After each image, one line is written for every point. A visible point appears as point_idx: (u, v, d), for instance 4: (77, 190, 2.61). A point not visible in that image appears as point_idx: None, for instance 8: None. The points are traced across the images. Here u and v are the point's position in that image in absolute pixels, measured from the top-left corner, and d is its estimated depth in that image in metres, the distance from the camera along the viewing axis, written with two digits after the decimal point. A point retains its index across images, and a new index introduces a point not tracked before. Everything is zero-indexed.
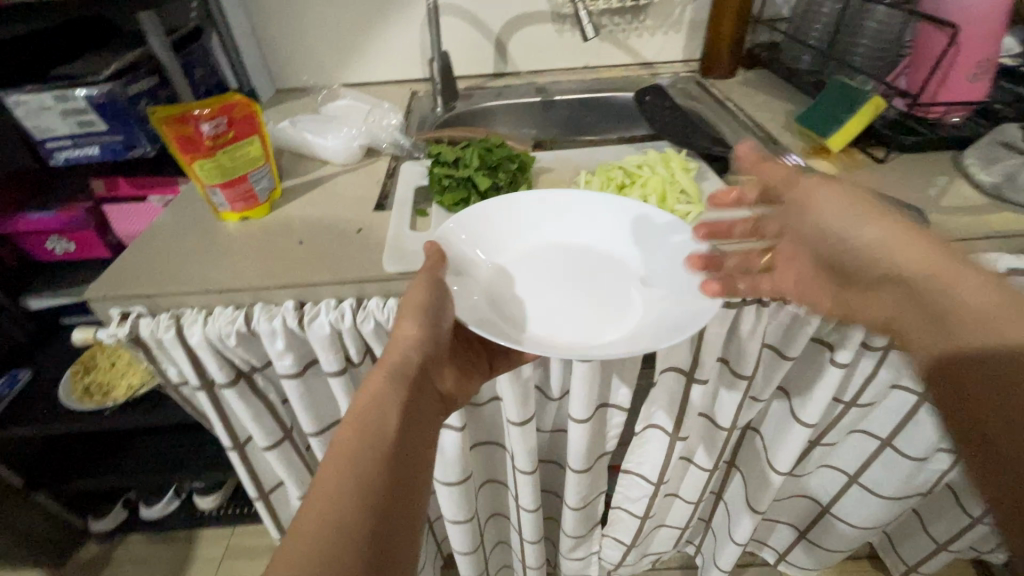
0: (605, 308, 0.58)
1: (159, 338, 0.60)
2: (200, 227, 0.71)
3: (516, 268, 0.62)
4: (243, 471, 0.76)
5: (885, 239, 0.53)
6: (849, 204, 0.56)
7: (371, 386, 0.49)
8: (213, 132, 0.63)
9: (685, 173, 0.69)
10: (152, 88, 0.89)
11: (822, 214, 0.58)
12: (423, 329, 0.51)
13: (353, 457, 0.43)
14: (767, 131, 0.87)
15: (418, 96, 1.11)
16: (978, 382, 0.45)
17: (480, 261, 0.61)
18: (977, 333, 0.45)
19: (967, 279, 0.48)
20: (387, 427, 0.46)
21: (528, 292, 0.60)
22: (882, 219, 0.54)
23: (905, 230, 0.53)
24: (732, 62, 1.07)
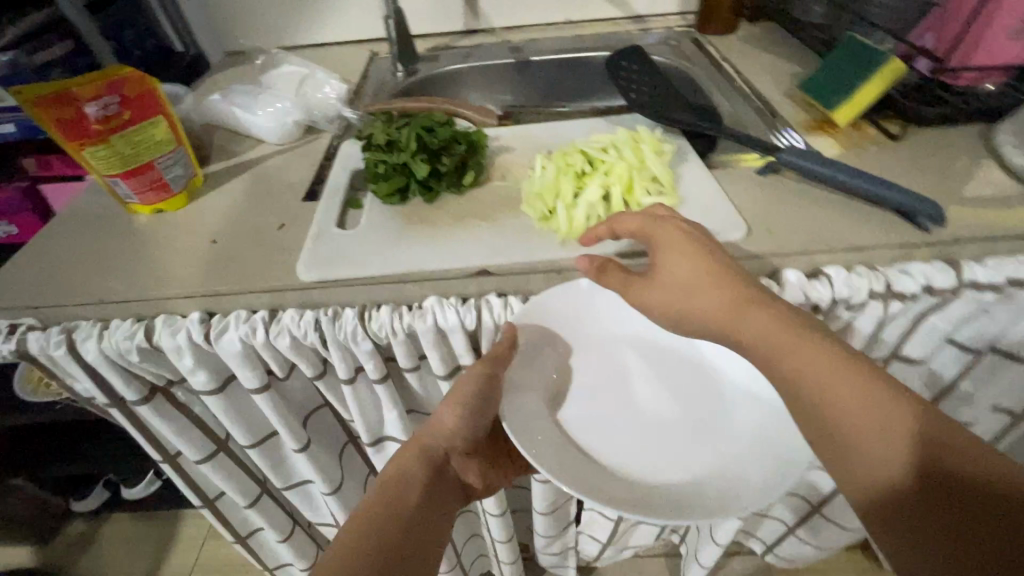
0: (697, 428, 0.49)
1: (52, 355, 0.54)
2: (107, 223, 0.62)
3: (586, 382, 0.52)
4: (180, 483, 0.71)
5: (710, 302, 0.44)
6: (665, 259, 0.46)
7: (400, 460, 0.51)
8: (100, 115, 0.54)
9: (658, 158, 0.58)
10: (65, 56, 0.78)
11: (645, 293, 0.46)
12: (465, 417, 0.52)
13: (375, 525, 0.44)
14: (765, 99, 0.75)
15: (378, 58, 0.99)
16: (876, 433, 0.36)
17: (551, 353, 0.52)
18: (838, 387, 0.38)
19: (777, 318, 0.42)
20: (407, 501, 0.48)
21: (611, 416, 0.50)
22: (691, 267, 0.45)
23: (711, 278, 0.44)
24: (733, 14, 0.93)
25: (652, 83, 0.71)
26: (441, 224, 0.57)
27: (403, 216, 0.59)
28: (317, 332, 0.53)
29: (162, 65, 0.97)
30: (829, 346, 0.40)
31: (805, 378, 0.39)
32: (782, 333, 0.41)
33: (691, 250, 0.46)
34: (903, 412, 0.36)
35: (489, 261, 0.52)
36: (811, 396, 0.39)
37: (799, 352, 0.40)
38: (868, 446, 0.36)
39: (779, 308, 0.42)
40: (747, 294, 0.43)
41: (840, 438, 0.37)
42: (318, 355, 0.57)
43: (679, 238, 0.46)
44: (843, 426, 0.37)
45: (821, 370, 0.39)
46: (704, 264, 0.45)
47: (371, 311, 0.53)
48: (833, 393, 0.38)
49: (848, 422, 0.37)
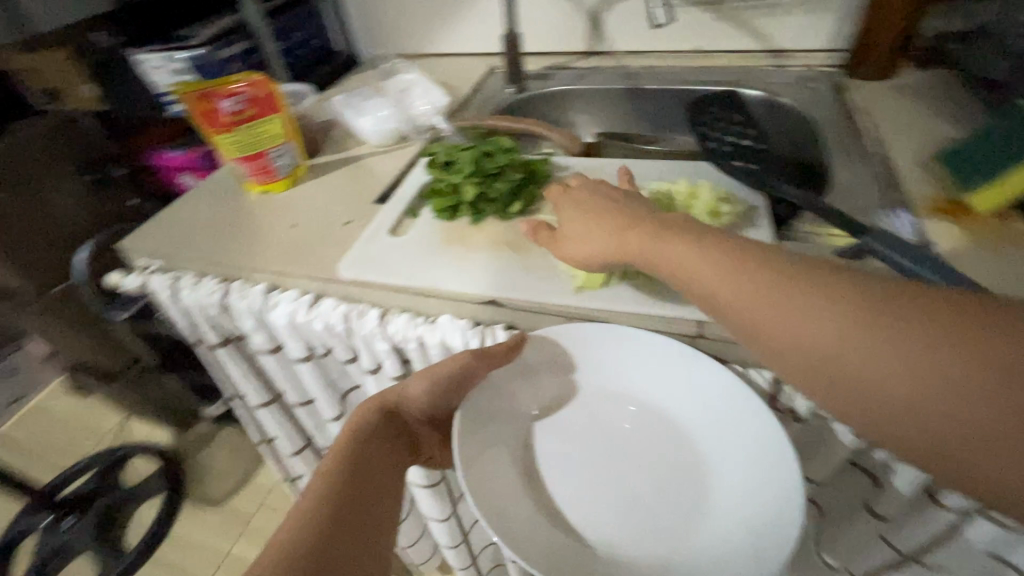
0: (662, 492, 0.45)
1: (162, 294, 0.67)
2: (228, 195, 0.76)
3: (566, 417, 0.50)
4: (246, 418, 0.84)
5: (600, 245, 0.47)
6: (576, 218, 0.50)
7: (356, 426, 0.52)
8: (231, 109, 0.66)
9: (710, 218, 0.53)
10: (242, 53, 0.96)
11: (568, 245, 0.50)
12: (427, 394, 0.52)
13: (328, 494, 0.45)
14: (891, 166, 0.63)
15: (496, 73, 1.04)
16: (937, 380, 0.29)
17: (529, 392, 0.50)
18: (870, 345, 0.31)
19: (788, 278, 0.35)
20: (360, 473, 0.48)
21: (579, 458, 0.48)
22: (607, 221, 0.48)
23: (620, 228, 0.46)
24: (891, 59, 0.80)
25: (744, 133, 0.65)
26: (476, 247, 0.59)
27: (448, 233, 0.62)
28: (344, 323, 0.59)
29: (320, 62, 1.13)
30: (847, 288, 0.33)
31: (829, 351, 0.32)
32: (755, 280, 0.36)
33: (604, 204, 0.50)
34: (967, 338, 0.29)
35: (500, 293, 0.53)
36: (842, 365, 0.32)
37: (813, 316, 0.33)
38: (929, 403, 0.29)
39: (779, 263, 0.36)
40: (740, 259, 0.37)
41: (895, 406, 0.30)
42: (349, 343, 0.63)
43: (592, 198, 0.51)
44: (900, 387, 0.30)
45: (841, 333, 0.32)
46: (679, 234, 0.41)
47: (391, 314, 0.58)
48: (863, 353, 0.31)
49: (898, 380, 0.30)
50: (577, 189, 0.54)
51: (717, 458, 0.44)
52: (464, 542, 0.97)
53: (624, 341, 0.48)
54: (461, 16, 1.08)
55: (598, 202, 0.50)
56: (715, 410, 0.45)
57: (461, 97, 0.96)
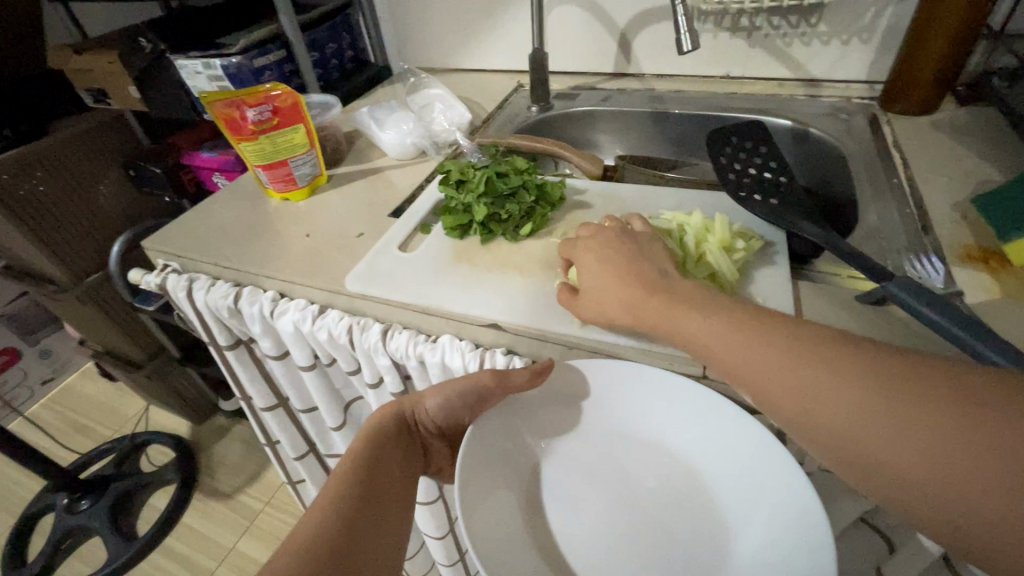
0: (678, 543, 0.44)
1: (177, 295, 0.69)
2: (250, 200, 0.77)
3: (573, 451, 0.49)
4: (253, 420, 0.84)
5: (615, 302, 0.45)
6: (590, 270, 0.48)
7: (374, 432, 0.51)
8: (256, 119, 0.67)
9: (724, 254, 0.51)
10: (278, 61, 0.99)
11: (586, 304, 0.47)
12: (443, 406, 0.51)
13: (338, 500, 0.44)
14: (923, 207, 0.60)
15: (522, 90, 1.04)
16: (949, 449, 0.28)
17: (537, 424, 0.49)
18: (875, 414, 0.30)
19: (793, 349, 0.34)
20: (372, 488, 0.47)
21: (589, 496, 0.47)
22: (621, 274, 0.46)
23: (634, 288, 0.44)
24: (932, 94, 0.76)
25: (768, 165, 0.63)
26: (483, 268, 0.59)
27: (457, 252, 0.61)
28: (348, 336, 0.59)
29: (351, 73, 1.15)
30: (849, 351, 0.33)
31: (838, 421, 0.31)
32: (758, 340, 0.36)
33: (621, 255, 0.48)
34: (965, 405, 0.28)
35: (502, 317, 0.52)
36: (848, 434, 0.31)
37: (817, 381, 0.32)
38: (938, 474, 0.28)
39: (783, 329, 0.36)
40: (746, 327, 0.37)
41: (909, 480, 0.29)
42: (352, 355, 0.63)
43: (610, 245, 0.49)
44: (913, 457, 0.28)
45: (843, 401, 0.31)
46: (684, 301, 0.41)
47: (393, 331, 0.58)
48: (868, 424, 0.30)
49: (906, 451, 0.29)
50: (601, 234, 0.51)
51: (741, 513, 0.42)
52: (460, 561, 0.95)
53: (637, 380, 0.47)
54: (490, 33, 1.08)
55: (613, 254, 0.48)
56: (739, 464, 0.43)
57: (485, 114, 0.96)
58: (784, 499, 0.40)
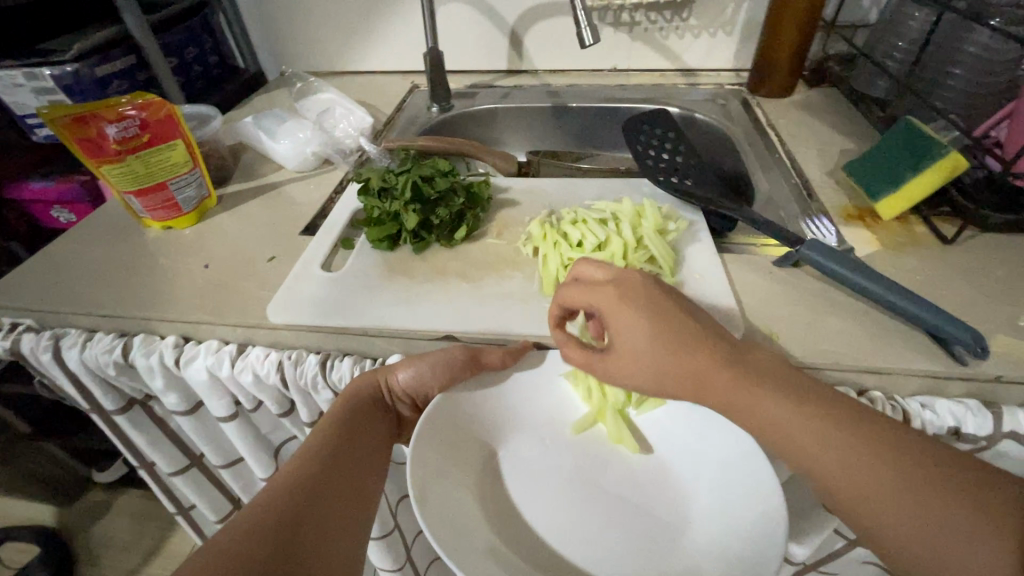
0: (640, 498, 0.45)
1: (39, 357, 0.56)
2: (120, 233, 0.65)
3: (529, 435, 0.48)
4: (157, 488, 0.72)
5: (669, 378, 0.41)
6: (624, 333, 0.42)
7: (319, 437, 0.46)
8: (119, 135, 0.56)
9: (659, 236, 0.54)
10: (128, 69, 0.85)
11: (613, 366, 0.43)
12: (414, 382, 0.48)
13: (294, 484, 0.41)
14: (805, 177, 0.68)
15: (418, 91, 1.01)
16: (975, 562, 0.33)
17: (497, 412, 0.48)
18: (916, 516, 0.35)
19: (861, 446, 0.36)
20: (316, 497, 0.41)
21: (547, 474, 0.46)
22: (664, 338, 0.41)
23: (685, 358, 0.40)
24: (789, 78, 0.87)
25: (677, 150, 0.67)
26: (422, 279, 0.55)
27: (390, 264, 0.57)
28: (278, 374, 0.52)
29: (219, 80, 1.03)
30: (908, 455, 0.36)
31: (884, 515, 0.35)
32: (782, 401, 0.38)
33: (654, 314, 0.42)
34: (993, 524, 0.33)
35: (455, 327, 0.49)
36: (891, 527, 0.35)
37: (878, 481, 0.36)
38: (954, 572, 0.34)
39: (805, 391, 0.39)
40: (815, 410, 0.38)
41: (918, 563, 0.35)
42: (284, 394, 0.56)
43: (637, 295, 0.43)
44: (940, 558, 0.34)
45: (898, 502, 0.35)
46: (755, 374, 0.40)
47: (334, 360, 0.53)
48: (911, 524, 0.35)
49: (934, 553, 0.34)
50: (635, 276, 0.44)
51: (694, 462, 0.44)
52: None
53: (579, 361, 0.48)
54: (376, 32, 1.03)
55: (654, 306, 0.42)
56: (688, 420, 0.45)
57: (384, 118, 0.91)
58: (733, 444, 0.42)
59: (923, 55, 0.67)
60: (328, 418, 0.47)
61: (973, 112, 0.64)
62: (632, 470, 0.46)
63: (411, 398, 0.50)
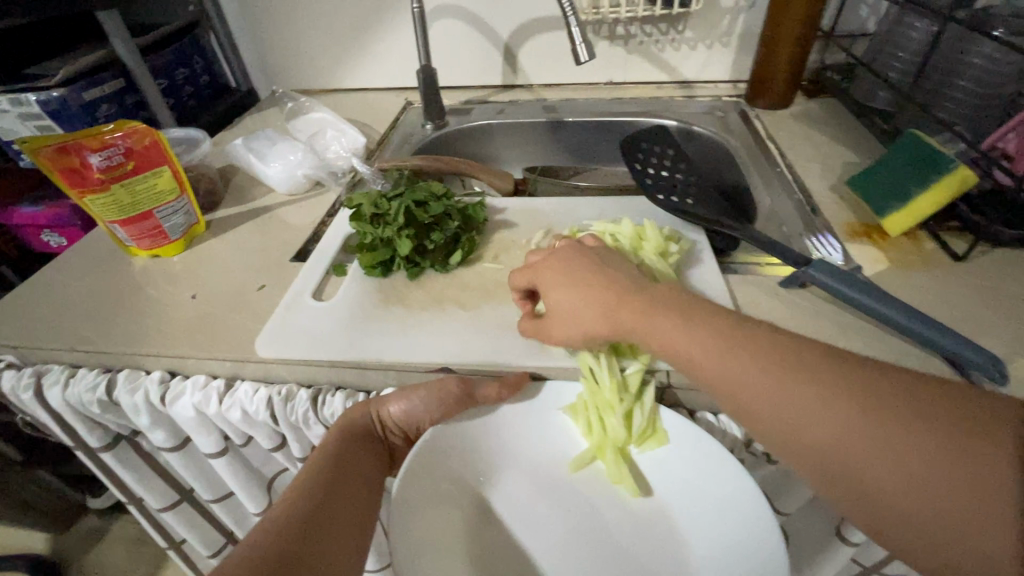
0: (636, 542, 0.43)
1: (21, 396, 0.54)
2: (106, 263, 0.63)
3: (522, 476, 0.45)
4: (148, 524, 0.70)
5: (587, 310, 0.42)
6: (554, 289, 0.45)
7: (306, 477, 0.42)
8: (103, 164, 0.55)
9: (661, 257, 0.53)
10: (117, 92, 0.84)
11: (550, 331, 0.44)
12: (405, 414, 0.46)
13: (287, 523, 0.38)
14: (807, 192, 0.67)
15: (412, 108, 0.99)
16: (970, 509, 0.26)
17: (486, 452, 0.45)
18: (886, 462, 0.28)
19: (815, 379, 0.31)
20: (310, 536, 0.38)
21: (541, 519, 0.44)
22: (588, 295, 0.43)
23: (600, 306, 0.41)
24: (788, 89, 0.86)
25: (676, 167, 0.65)
26: (417, 307, 0.53)
27: (384, 292, 0.56)
28: (268, 410, 0.50)
29: (211, 101, 1.01)
30: (874, 386, 0.30)
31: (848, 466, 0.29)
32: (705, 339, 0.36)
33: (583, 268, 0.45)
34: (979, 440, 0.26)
35: (450, 359, 0.47)
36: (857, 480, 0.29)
37: (834, 423, 0.30)
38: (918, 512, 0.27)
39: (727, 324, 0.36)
40: (728, 337, 0.35)
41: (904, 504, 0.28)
42: (276, 428, 0.54)
43: (569, 259, 0.47)
44: (932, 508, 0.27)
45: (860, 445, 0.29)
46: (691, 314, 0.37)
47: (325, 395, 0.51)
48: (882, 470, 0.28)
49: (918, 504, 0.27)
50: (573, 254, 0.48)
51: (691, 510, 0.41)
52: None
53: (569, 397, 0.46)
54: (369, 49, 1.02)
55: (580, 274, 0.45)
56: (684, 465, 0.42)
57: (377, 136, 0.90)
58: (733, 492, 0.39)
59: (925, 66, 0.65)
60: (313, 460, 0.44)
61: (979, 123, 0.63)
62: (632, 515, 0.43)
63: (404, 430, 0.48)
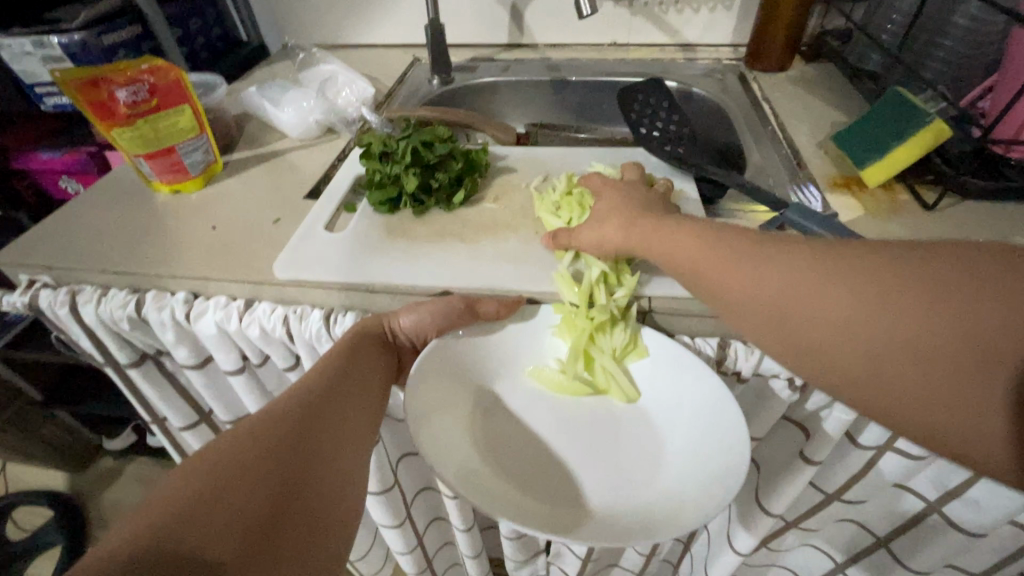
0: (623, 444, 0.47)
1: (57, 312, 0.59)
2: (130, 197, 0.67)
3: (519, 387, 0.50)
4: (168, 443, 0.76)
5: (613, 223, 0.49)
6: (605, 203, 0.53)
7: (324, 367, 0.48)
8: (129, 99, 0.58)
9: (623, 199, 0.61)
10: (134, 38, 0.86)
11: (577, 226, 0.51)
12: (413, 327, 0.50)
13: (290, 414, 0.43)
14: (795, 148, 0.70)
15: (418, 64, 1.02)
16: (958, 350, 0.33)
17: (486, 361, 0.50)
18: (905, 343, 0.35)
19: (853, 289, 0.36)
20: (310, 424, 0.43)
21: (538, 422, 0.49)
22: (625, 211, 0.51)
23: (630, 218, 0.49)
24: (786, 52, 0.88)
25: (670, 119, 0.69)
26: (421, 241, 0.58)
27: (390, 227, 0.60)
28: (284, 327, 0.55)
29: (223, 52, 1.04)
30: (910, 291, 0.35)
31: (870, 370, 0.36)
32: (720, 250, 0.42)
33: (625, 197, 0.53)
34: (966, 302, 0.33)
35: (453, 282, 0.52)
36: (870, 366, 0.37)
37: (832, 296, 0.36)
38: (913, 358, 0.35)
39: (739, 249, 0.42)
40: (744, 262, 0.40)
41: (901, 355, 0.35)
42: (290, 348, 0.59)
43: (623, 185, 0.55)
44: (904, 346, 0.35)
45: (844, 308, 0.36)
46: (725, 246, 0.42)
47: (337, 315, 0.55)
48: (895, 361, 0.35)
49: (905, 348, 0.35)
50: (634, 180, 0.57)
51: (671, 418, 0.46)
52: (420, 546, 0.90)
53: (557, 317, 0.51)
54: (378, 5, 1.03)
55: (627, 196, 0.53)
56: (670, 378, 0.47)
57: (384, 90, 0.93)
58: (711, 399, 0.44)
59: (914, 27, 0.67)
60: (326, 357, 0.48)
61: (962, 85, 0.65)
62: (617, 418, 0.48)
63: (413, 341, 0.52)
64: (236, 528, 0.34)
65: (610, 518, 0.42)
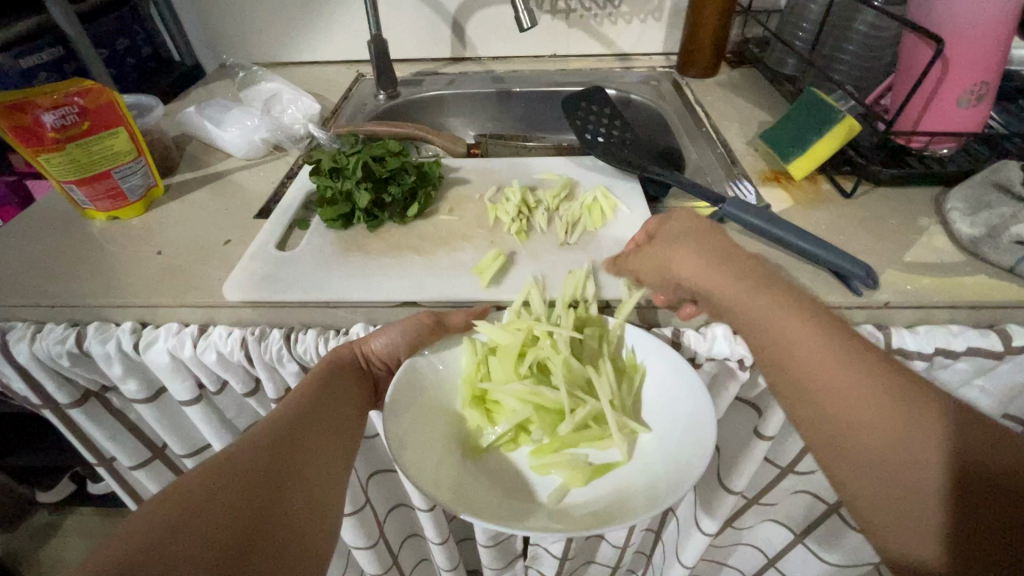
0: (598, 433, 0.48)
1: None
2: (63, 225, 0.64)
3: None
4: (117, 484, 0.71)
5: None
6: None
7: (298, 390, 0.47)
8: (57, 123, 0.55)
9: (567, 202, 0.64)
10: (55, 60, 0.82)
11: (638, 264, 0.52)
12: (383, 350, 0.51)
13: (263, 438, 0.42)
14: (728, 147, 0.75)
15: (363, 80, 1.02)
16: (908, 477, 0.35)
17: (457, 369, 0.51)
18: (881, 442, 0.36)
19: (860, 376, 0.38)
20: (282, 448, 0.42)
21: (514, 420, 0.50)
22: None
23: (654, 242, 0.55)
24: (714, 59, 0.94)
25: (612, 125, 0.72)
26: (380, 254, 0.58)
27: (345, 241, 0.59)
28: (242, 350, 0.54)
29: (154, 73, 0.99)
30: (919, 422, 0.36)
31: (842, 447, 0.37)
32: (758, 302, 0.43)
33: None
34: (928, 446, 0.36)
35: (417, 295, 0.53)
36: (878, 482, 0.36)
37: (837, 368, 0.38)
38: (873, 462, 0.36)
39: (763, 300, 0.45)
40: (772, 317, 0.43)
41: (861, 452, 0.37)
42: (249, 372, 0.58)
43: None
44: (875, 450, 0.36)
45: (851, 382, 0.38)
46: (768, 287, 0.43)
47: (298, 334, 0.54)
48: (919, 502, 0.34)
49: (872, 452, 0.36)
50: None
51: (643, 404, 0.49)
52: (394, 566, 0.89)
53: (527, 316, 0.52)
54: (317, 22, 1.03)
55: None
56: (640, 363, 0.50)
57: (330, 107, 0.92)
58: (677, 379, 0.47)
59: (824, 35, 0.74)
60: (303, 383, 0.49)
61: (867, 85, 0.73)
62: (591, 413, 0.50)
63: (386, 364, 0.53)
64: (207, 554, 0.34)
65: (590, 504, 0.42)
